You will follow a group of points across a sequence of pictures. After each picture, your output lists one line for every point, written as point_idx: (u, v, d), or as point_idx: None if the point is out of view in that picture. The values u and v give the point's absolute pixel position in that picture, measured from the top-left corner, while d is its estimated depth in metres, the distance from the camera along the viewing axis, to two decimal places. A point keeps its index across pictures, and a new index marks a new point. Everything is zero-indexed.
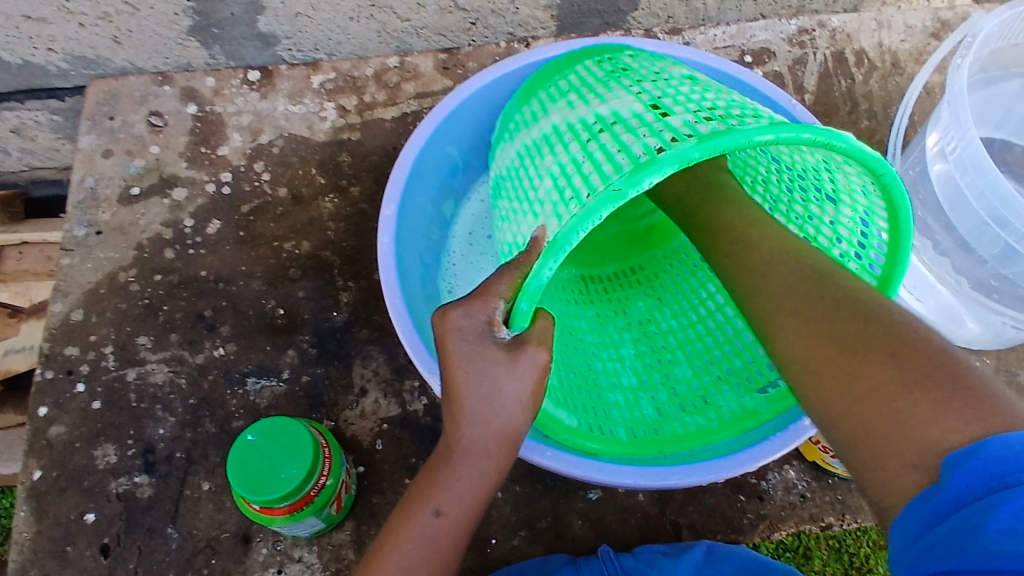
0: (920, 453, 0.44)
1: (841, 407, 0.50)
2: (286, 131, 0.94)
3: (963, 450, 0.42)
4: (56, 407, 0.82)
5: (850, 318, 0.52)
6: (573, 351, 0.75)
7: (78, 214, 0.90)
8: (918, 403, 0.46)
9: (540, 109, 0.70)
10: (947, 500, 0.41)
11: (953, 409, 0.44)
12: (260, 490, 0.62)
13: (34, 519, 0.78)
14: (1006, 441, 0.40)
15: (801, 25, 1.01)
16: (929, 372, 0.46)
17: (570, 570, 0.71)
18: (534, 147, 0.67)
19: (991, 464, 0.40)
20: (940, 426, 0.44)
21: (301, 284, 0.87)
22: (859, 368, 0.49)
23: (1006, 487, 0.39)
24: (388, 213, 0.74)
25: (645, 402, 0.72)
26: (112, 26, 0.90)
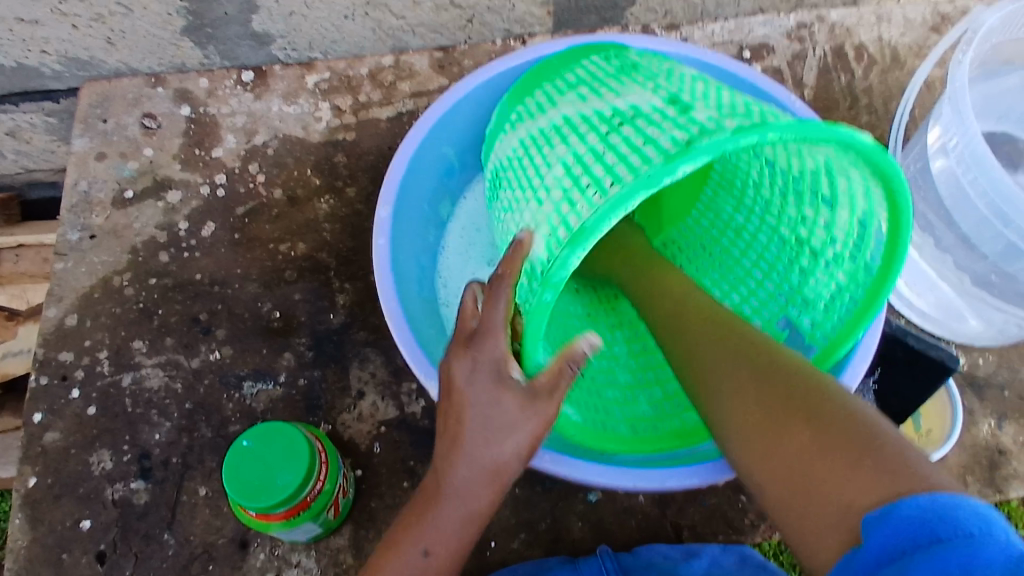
0: (835, 514, 0.45)
1: (760, 468, 0.50)
2: (281, 132, 0.93)
3: (880, 509, 0.42)
4: (51, 412, 0.81)
5: (775, 378, 0.51)
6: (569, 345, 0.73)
7: (72, 218, 0.90)
8: (833, 464, 0.45)
9: (545, 102, 0.69)
10: (870, 559, 0.42)
11: (864, 472, 0.44)
12: (255, 496, 0.61)
13: (29, 527, 0.77)
14: (919, 501, 0.41)
15: (800, 19, 0.99)
16: (846, 433, 0.46)
17: (567, 570, 0.70)
18: (534, 141, 0.66)
19: (909, 523, 0.41)
20: (855, 489, 0.44)
21: (297, 287, 0.86)
22: (777, 430, 0.49)
23: (929, 541, 0.40)
24: (383, 215, 0.73)
25: (642, 399, 0.71)
26: (105, 28, 0.89)
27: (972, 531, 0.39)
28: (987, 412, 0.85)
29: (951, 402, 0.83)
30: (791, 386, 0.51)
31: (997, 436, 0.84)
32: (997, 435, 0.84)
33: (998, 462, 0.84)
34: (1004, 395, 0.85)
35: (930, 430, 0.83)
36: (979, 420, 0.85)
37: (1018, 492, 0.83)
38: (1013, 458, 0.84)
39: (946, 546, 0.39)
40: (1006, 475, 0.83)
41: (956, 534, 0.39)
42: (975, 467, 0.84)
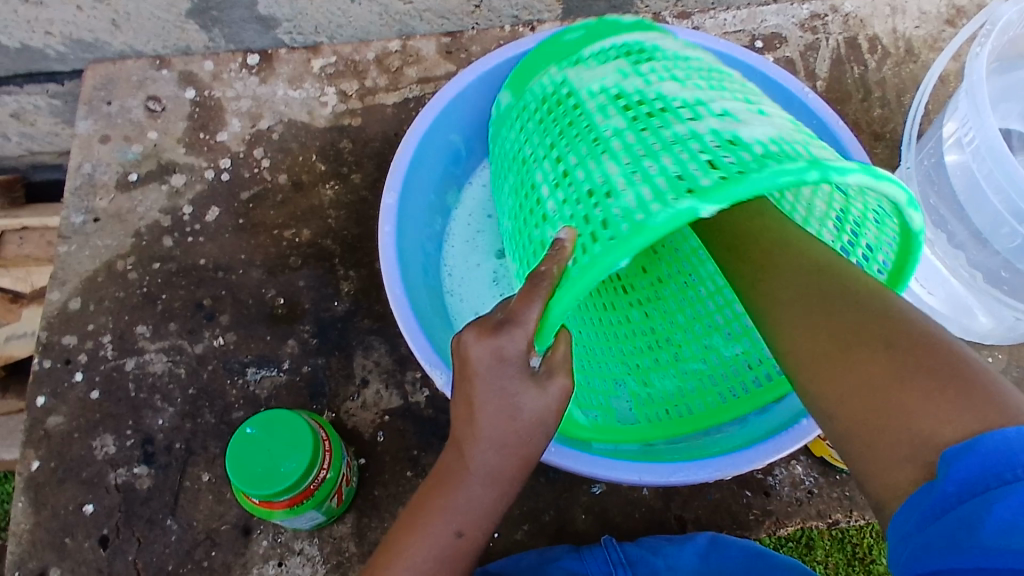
0: (909, 448, 0.42)
1: (832, 396, 0.47)
2: (286, 117, 0.92)
3: (961, 444, 0.39)
4: (55, 396, 0.81)
5: (858, 310, 0.48)
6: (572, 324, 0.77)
7: (76, 201, 0.89)
8: (915, 391, 0.43)
9: (630, 61, 0.67)
10: (945, 495, 0.39)
11: (949, 399, 0.41)
12: (259, 484, 0.61)
13: (33, 510, 0.77)
14: (1006, 434, 0.38)
15: (813, 9, 0.98)
16: (929, 357, 0.43)
17: (573, 560, 0.69)
18: (616, 96, 0.64)
19: (994, 455, 0.38)
20: (944, 417, 0.41)
21: (301, 274, 0.85)
22: (852, 358, 0.46)
23: (1013, 477, 0.37)
24: (389, 202, 0.73)
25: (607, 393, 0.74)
26: (110, 9, 0.88)
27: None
28: None
29: None
30: (864, 311, 0.48)
31: None
32: None
33: None
34: None
35: None
36: None
37: None
38: None
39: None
40: None
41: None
42: None
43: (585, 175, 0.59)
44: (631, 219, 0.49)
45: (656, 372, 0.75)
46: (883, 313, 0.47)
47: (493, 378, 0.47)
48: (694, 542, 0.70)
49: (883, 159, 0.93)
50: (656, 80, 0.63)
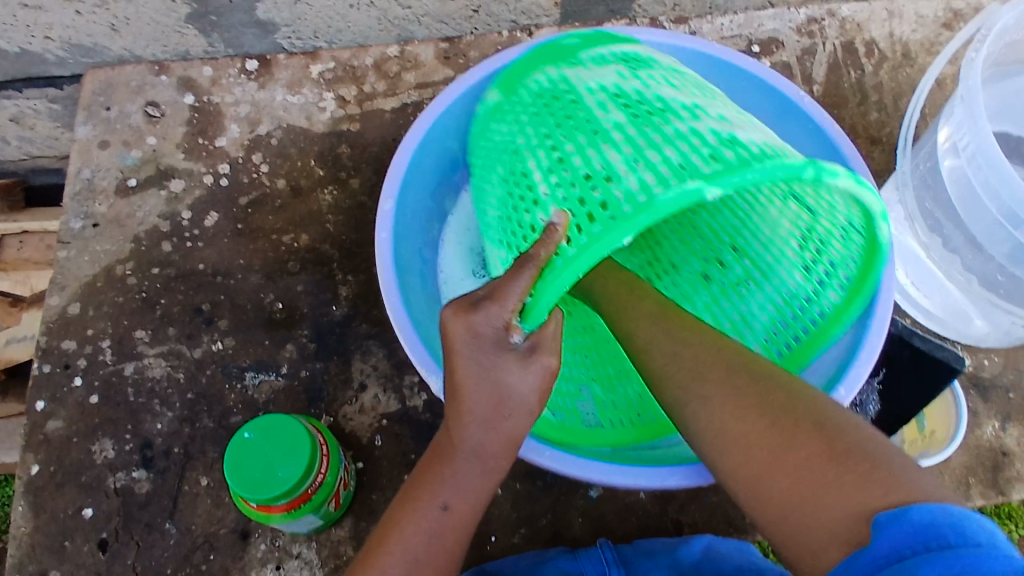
0: (830, 530, 0.45)
1: (752, 481, 0.49)
2: (285, 122, 0.93)
3: (891, 512, 0.43)
4: (54, 401, 0.81)
5: (774, 397, 0.50)
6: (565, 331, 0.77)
7: (75, 206, 0.89)
8: (832, 479, 0.46)
9: (627, 67, 0.68)
10: (874, 559, 0.42)
11: (864, 486, 0.44)
12: (257, 489, 0.61)
13: (32, 514, 0.78)
14: (929, 509, 0.42)
15: (810, 14, 0.98)
16: (847, 444, 0.47)
17: (568, 560, 0.70)
18: (616, 95, 0.64)
19: (919, 528, 0.41)
20: (855, 504, 0.44)
21: (300, 278, 0.86)
22: (774, 445, 0.48)
23: (938, 546, 0.40)
24: (386, 208, 0.73)
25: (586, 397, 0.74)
26: (109, 15, 0.89)
27: (981, 542, 0.40)
28: (990, 414, 0.84)
29: (955, 402, 0.81)
30: (780, 397, 0.50)
31: (1000, 438, 0.84)
32: (1000, 437, 0.84)
33: (1001, 463, 0.83)
34: (1008, 396, 0.85)
35: (933, 430, 0.82)
36: (982, 422, 0.84)
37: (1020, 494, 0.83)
38: (1017, 460, 0.83)
39: (955, 556, 0.39)
40: (1009, 478, 0.83)
41: (965, 542, 0.40)
42: (977, 468, 0.83)
43: (582, 162, 0.61)
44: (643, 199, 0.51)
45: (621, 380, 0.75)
46: (796, 398, 0.50)
47: (473, 356, 0.49)
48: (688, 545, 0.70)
49: (879, 163, 0.94)
50: (653, 84, 0.65)
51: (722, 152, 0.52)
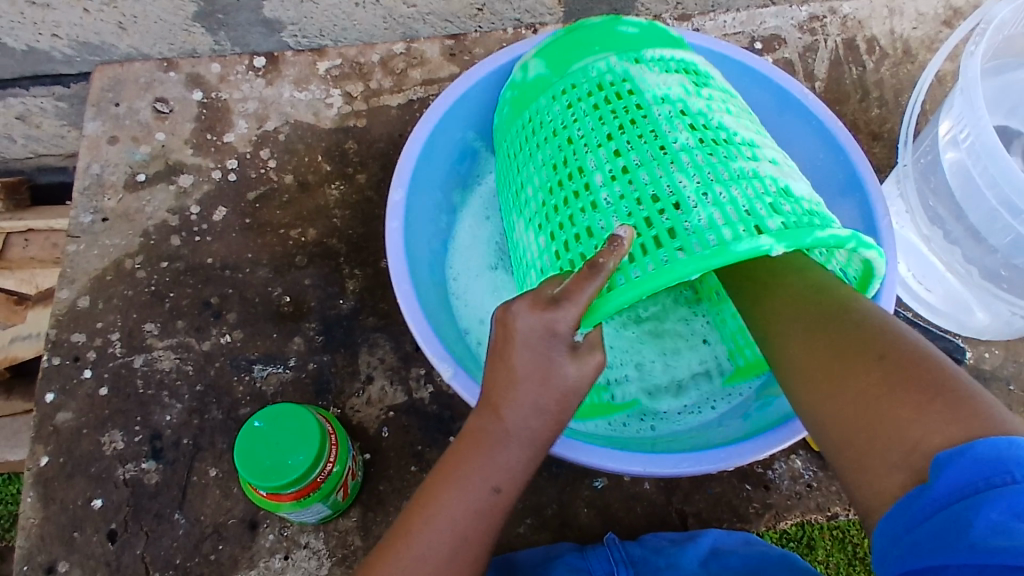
0: (901, 455, 0.43)
1: (826, 410, 0.49)
2: (292, 118, 0.93)
3: (952, 449, 0.41)
4: (63, 393, 0.82)
5: (852, 330, 0.50)
6: None
7: (84, 201, 0.90)
8: (904, 402, 0.44)
9: (690, 79, 0.68)
10: (936, 498, 0.40)
11: (935, 411, 0.43)
12: (267, 476, 0.62)
13: (42, 505, 0.78)
14: (995, 441, 0.40)
15: (812, 12, 1.00)
16: (921, 371, 0.45)
17: (576, 558, 0.70)
18: (683, 111, 0.65)
19: (982, 462, 0.40)
20: (930, 428, 0.43)
21: (307, 272, 0.86)
22: (849, 374, 0.48)
23: (1002, 481, 0.39)
24: (397, 199, 0.74)
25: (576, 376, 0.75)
26: (118, 12, 0.90)
27: None
28: None
29: None
30: (861, 331, 0.49)
31: None
32: None
33: None
34: (1010, 388, 0.86)
35: None
36: None
37: None
38: None
39: (1018, 490, 0.38)
40: None
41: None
42: None
43: (650, 179, 0.61)
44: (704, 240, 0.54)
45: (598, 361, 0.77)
46: (874, 330, 0.49)
47: (535, 350, 0.49)
48: (694, 543, 0.70)
49: (881, 158, 0.95)
50: (716, 108, 0.66)
51: (782, 207, 0.56)
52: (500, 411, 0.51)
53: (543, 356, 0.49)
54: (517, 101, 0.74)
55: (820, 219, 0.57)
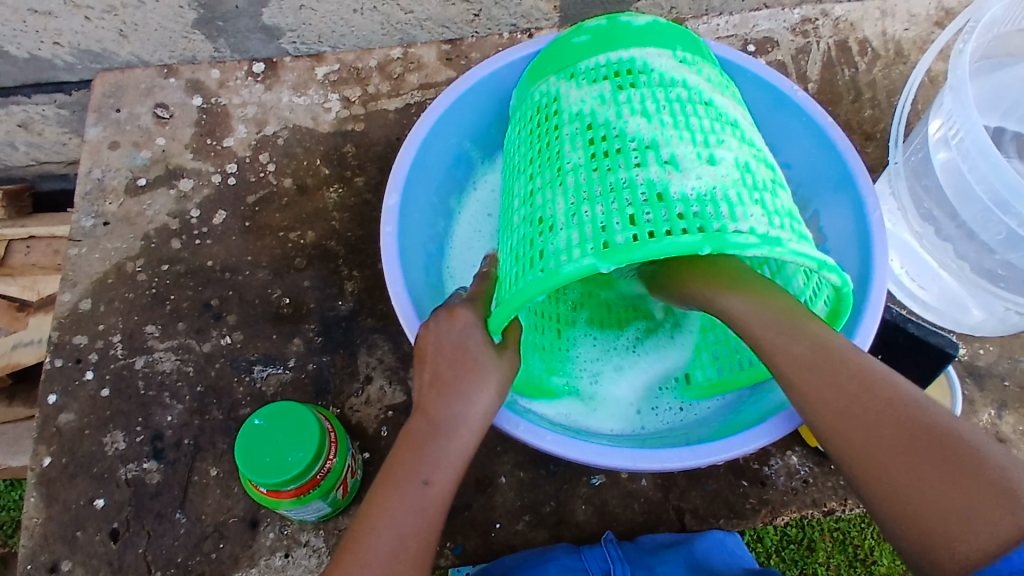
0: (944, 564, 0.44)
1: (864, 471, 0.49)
2: (291, 122, 0.95)
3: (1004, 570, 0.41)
4: (66, 394, 0.83)
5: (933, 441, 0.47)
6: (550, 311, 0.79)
7: (86, 205, 0.91)
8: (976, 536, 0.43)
9: (613, 84, 0.66)
10: None
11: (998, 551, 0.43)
12: (267, 473, 0.63)
13: (45, 505, 0.79)
14: None
15: (804, 14, 1.01)
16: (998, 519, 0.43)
17: (573, 560, 0.70)
18: (588, 126, 0.64)
19: None
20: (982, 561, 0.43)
21: (306, 274, 0.87)
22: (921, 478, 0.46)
23: None
24: (392, 203, 0.75)
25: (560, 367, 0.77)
26: (119, 20, 0.91)
27: None
28: (986, 402, 0.86)
29: (949, 388, 0.82)
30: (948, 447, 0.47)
31: (998, 425, 0.85)
32: (997, 424, 0.85)
33: None
34: (1005, 384, 0.86)
35: None
36: (979, 409, 0.86)
37: None
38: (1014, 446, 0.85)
39: None
40: None
41: None
42: None
43: (541, 202, 0.62)
44: (557, 260, 0.55)
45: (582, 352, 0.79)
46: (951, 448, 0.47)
47: (449, 339, 0.61)
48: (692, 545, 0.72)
49: (874, 158, 0.96)
50: (626, 111, 0.63)
51: (641, 218, 0.55)
52: (430, 409, 0.59)
53: (467, 354, 0.61)
54: (511, 117, 0.78)
55: (697, 223, 0.54)
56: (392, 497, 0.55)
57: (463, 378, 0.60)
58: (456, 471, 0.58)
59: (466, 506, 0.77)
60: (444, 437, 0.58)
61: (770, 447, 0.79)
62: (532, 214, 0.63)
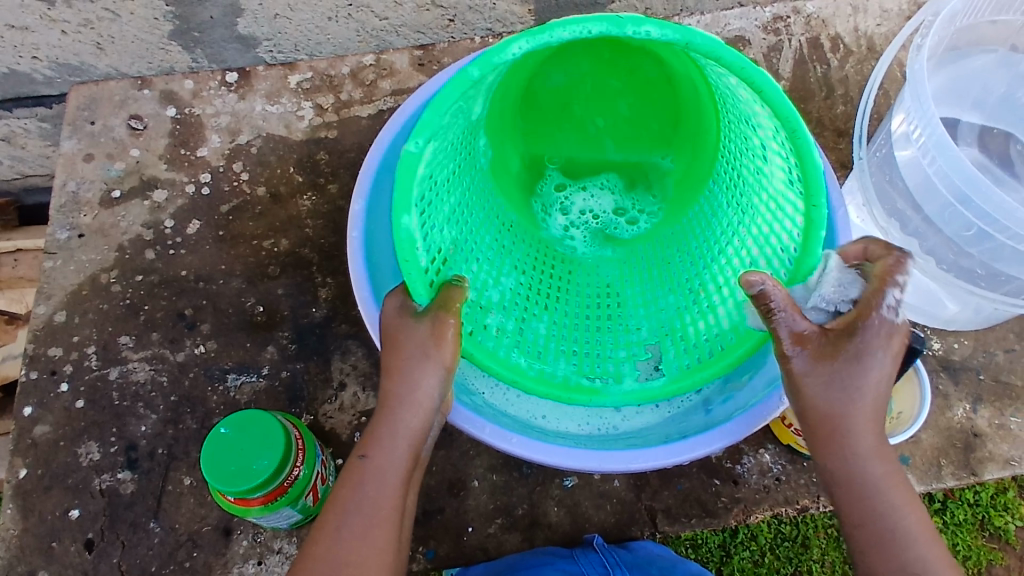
0: None
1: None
2: (265, 131, 0.95)
3: None
4: (41, 406, 0.83)
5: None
6: (570, 318, 0.80)
7: (61, 218, 0.92)
8: None
9: None
10: None
11: None
12: (233, 481, 0.63)
13: (21, 517, 0.79)
14: None
15: (776, 12, 1.01)
16: None
17: (568, 564, 0.72)
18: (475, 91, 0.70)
19: None
20: None
21: (280, 282, 0.88)
22: None
23: None
24: (358, 207, 0.75)
25: (575, 364, 0.76)
26: (95, 33, 0.92)
27: None
28: (961, 396, 0.86)
29: (918, 378, 0.82)
30: None
31: (972, 419, 0.85)
32: (971, 418, 0.86)
33: (974, 444, 0.85)
34: (980, 378, 0.86)
35: (900, 411, 0.81)
36: (953, 403, 0.86)
37: (994, 474, 0.84)
38: (988, 441, 0.85)
39: None
40: (981, 458, 0.85)
41: None
42: (949, 450, 0.85)
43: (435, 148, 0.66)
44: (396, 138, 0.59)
45: (603, 352, 0.78)
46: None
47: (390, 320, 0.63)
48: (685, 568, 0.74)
49: (846, 154, 0.96)
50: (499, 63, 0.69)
51: None
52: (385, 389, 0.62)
53: (399, 329, 0.62)
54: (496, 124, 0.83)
55: None
56: (349, 493, 0.58)
57: (403, 356, 0.61)
58: (403, 457, 0.60)
59: (438, 510, 0.78)
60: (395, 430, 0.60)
61: (742, 445, 0.79)
62: (436, 156, 0.64)
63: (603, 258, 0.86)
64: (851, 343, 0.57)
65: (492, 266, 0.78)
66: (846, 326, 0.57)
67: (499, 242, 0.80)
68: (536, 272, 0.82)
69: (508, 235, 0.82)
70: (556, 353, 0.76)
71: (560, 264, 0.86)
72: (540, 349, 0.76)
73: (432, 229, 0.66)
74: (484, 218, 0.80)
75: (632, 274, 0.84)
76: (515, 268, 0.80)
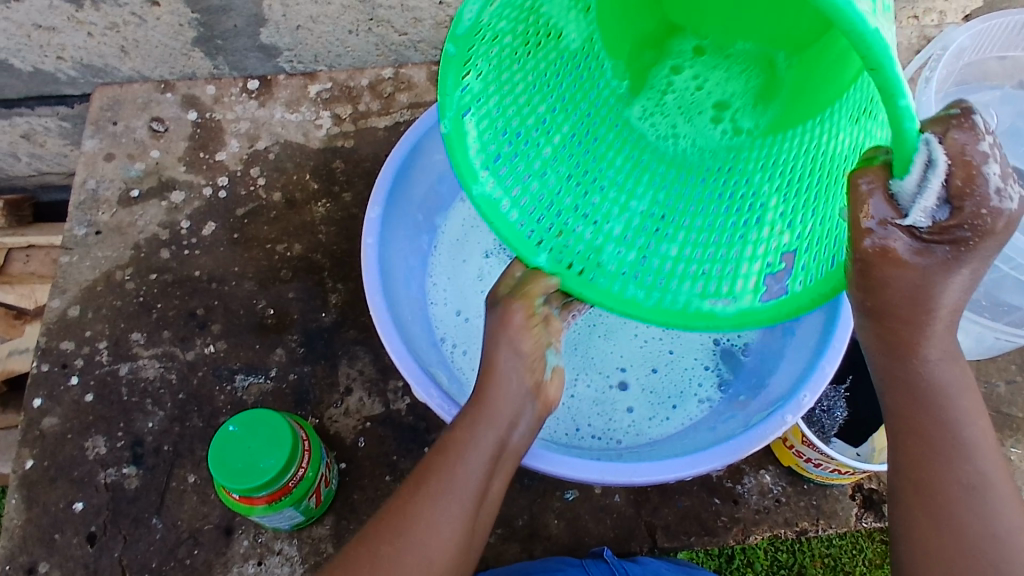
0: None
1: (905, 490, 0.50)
2: (283, 138, 0.97)
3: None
4: (50, 398, 0.84)
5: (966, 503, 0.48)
6: (701, 237, 0.63)
7: (79, 214, 0.94)
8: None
9: None
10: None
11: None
12: (239, 478, 0.63)
13: (25, 507, 0.80)
14: None
15: None
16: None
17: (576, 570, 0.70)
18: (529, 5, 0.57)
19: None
20: None
21: (291, 286, 0.89)
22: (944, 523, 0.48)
23: None
24: (373, 215, 0.76)
25: (693, 286, 0.61)
26: (120, 36, 0.93)
27: None
28: None
29: None
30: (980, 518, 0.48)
31: None
32: None
33: None
34: None
35: None
36: None
37: None
38: None
39: None
40: None
41: None
42: None
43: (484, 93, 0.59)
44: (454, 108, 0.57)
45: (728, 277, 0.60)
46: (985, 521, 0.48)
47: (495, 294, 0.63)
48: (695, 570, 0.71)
49: None
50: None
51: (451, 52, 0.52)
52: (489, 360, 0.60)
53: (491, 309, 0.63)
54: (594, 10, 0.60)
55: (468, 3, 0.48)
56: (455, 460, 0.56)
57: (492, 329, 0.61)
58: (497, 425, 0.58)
59: None
60: (464, 454, 0.57)
61: (742, 465, 0.80)
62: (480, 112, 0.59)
63: (767, 146, 0.62)
64: (973, 245, 0.40)
65: (622, 191, 0.66)
66: (944, 232, 0.40)
67: (632, 155, 0.66)
68: (677, 186, 0.65)
69: (632, 149, 0.66)
70: (682, 277, 0.62)
71: (707, 164, 0.65)
72: (660, 272, 0.63)
73: (515, 179, 0.62)
74: (609, 136, 0.66)
75: (781, 171, 0.60)
76: (652, 190, 0.66)
